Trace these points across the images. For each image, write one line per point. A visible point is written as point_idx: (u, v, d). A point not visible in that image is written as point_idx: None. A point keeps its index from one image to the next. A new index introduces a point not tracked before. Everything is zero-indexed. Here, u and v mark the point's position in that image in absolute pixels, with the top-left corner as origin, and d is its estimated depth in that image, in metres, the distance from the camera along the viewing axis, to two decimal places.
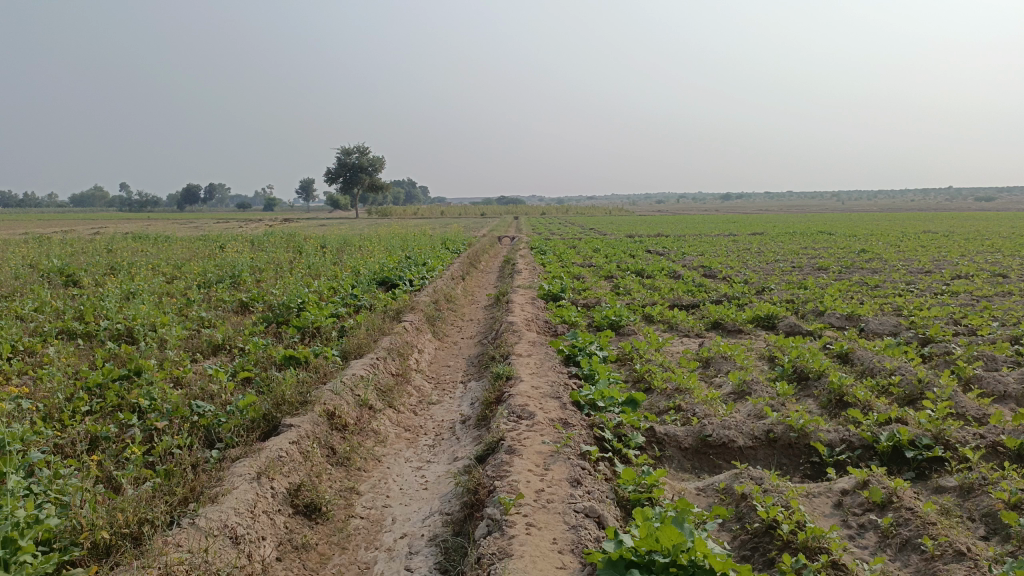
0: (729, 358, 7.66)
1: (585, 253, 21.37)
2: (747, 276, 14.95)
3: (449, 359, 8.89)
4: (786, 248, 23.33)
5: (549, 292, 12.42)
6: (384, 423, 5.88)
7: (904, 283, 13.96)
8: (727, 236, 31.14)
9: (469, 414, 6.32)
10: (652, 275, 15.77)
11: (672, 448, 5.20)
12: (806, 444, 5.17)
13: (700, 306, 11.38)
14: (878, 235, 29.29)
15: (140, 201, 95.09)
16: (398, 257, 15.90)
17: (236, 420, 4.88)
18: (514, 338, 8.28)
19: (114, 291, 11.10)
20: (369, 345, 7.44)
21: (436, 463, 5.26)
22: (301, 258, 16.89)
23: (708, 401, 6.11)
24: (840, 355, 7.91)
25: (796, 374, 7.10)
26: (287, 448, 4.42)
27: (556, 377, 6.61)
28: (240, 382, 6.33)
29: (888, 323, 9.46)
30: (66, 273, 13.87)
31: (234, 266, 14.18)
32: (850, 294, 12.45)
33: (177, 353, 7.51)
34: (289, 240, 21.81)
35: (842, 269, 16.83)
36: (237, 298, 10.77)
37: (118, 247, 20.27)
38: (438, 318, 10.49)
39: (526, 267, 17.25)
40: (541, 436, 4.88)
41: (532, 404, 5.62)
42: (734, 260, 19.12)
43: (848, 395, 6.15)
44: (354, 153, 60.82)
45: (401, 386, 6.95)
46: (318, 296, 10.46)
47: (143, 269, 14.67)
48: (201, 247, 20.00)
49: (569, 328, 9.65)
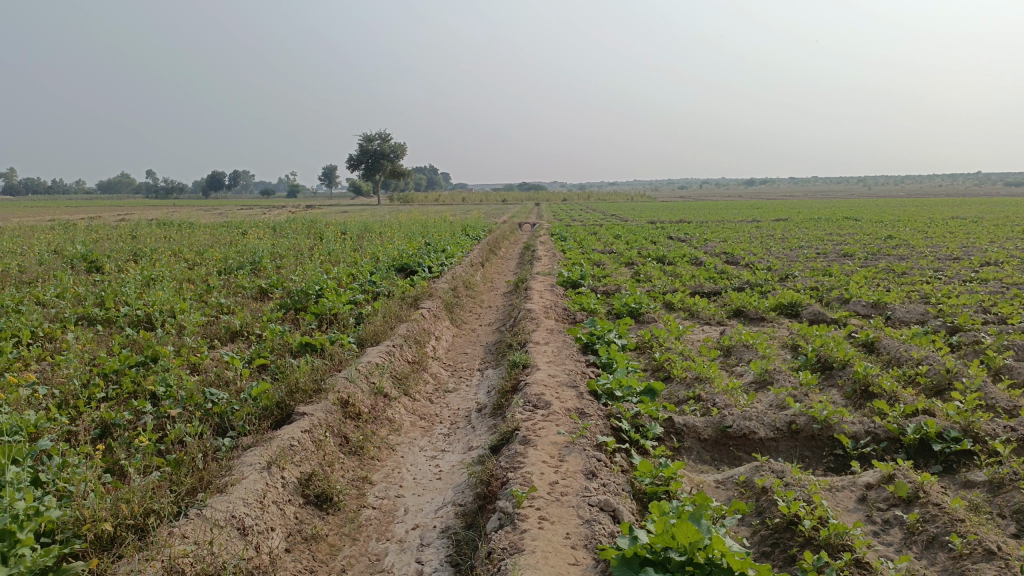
0: (751, 347, 7.51)
1: (606, 240, 21.18)
2: (771, 263, 14.73)
3: (466, 346, 8.82)
4: (811, 235, 22.98)
5: (568, 278, 12.31)
6: (399, 412, 5.82)
7: (932, 270, 13.65)
8: (751, 222, 30.75)
9: (485, 402, 6.25)
10: (674, 261, 15.58)
11: (691, 438, 5.08)
12: (830, 436, 5.04)
13: (722, 294, 11.21)
14: (905, 221, 28.76)
15: (165, 189, 96.04)
16: (418, 243, 15.85)
17: (249, 408, 4.84)
18: (532, 326, 8.19)
19: (135, 277, 11.15)
20: (386, 332, 7.39)
21: (451, 452, 5.19)
22: (321, 244, 16.90)
23: (729, 391, 5.98)
24: (865, 344, 7.74)
25: (819, 364, 6.94)
26: (299, 437, 4.37)
27: (573, 365, 6.52)
28: (255, 368, 6.31)
29: (916, 311, 9.24)
30: (90, 259, 13.97)
31: (254, 252, 14.22)
32: (876, 281, 12.21)
33: (195, 339, 7.51)
34: (310, 226, 21.84)
35: (867, 255, 16.50)
36: (256, 285, 10.78)
37: (142, 233, 20.41)
38: (456, 304, 10.42)
39: (546, 254, 17.11)
40: (556, 427, 4.79)
41: (549, 393, 5.53)
42: (757, 247, 18.85)
43: (874, 385, 5.99)
44: (376, 139, 60.84)
45: (418, 373, 6.89)
46: (337, 282, 10.43)
47: (165, 255, 14.75)
48: (223, 234, 20.10)
49: (589, 316, 9.53)
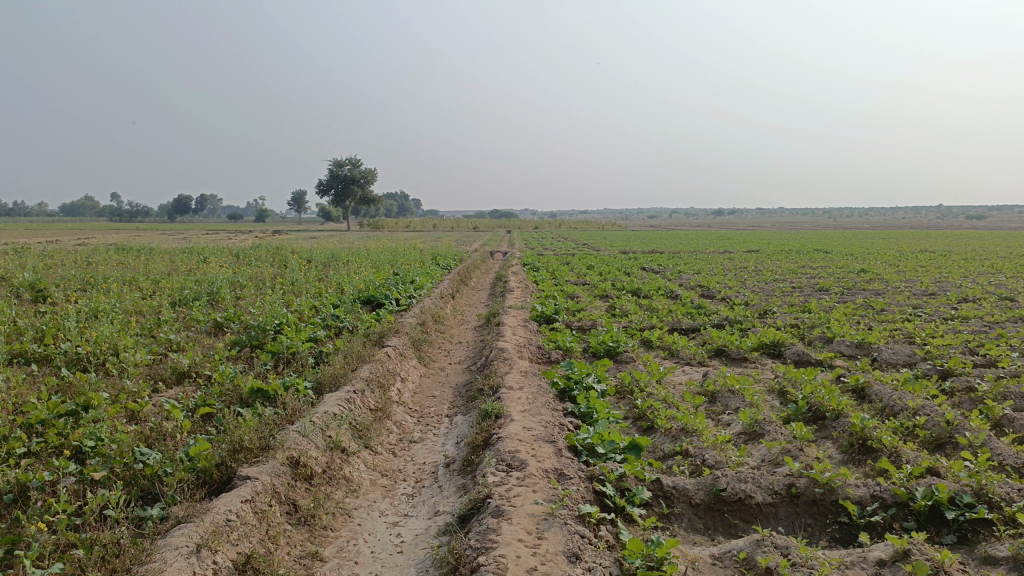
0: (736, 392, 7.06)
1: (579, 270, 20.80)
2: (748, 297, 14.41)
3: (434, 388, 8.27)
4: (784, 267, 22.85)
5: (542, 313, 11.84)
6: (357, 469, 5.25)
7: (911, 307, 13.44)
8: (723, 254, 30.69)
9: (454, 456, 5.70)
10: (649, 295, 15.19)
11: (681, 503, 4.59)
12: (833, 502, 4.58)
13: (701, 331, 10.80)
14: (875, 255, 28.85)
15: (131, 212, 94.33)
16: (386, 273, 15.29)
17: (183, 472, 4.26)
18: (504, 367, 7.68)
19: (81, 308, 10.44)
20: (346, 375, 6.82)
21: (415, 518, 4.63)
22: (285, 273, 16.26)
23: (718, 446, 5.50)
24: (856, 390, 7.34)
25: (811, 413, 6.51)
26: (238, 509, 3.82)
27: (550, 415, 6.01)
28: (200, 418, 5.69)
29: (902, 353, 8.90)
30: (36, 287, 13.15)
31: (213, 281, 13.53)
32: (856, 319, 11.90)
33: (136, 383, 6.86)
34: (275, 253, 21.14)
35: (843, 290, 16.30)
36: (210, 318, 10.13)
37: (97, 259, 19.48)
38: (424, 341, 9.86)
39: (519, 285, 16.65)
40: (533, 493, 4.27)
41: (524, 450, 5.01)
42: (732, 279, 18.62)
43: (873, 440, 5.57)
44: (346, 165, 60.26)
45: (380, 423, 6.32)
46: (298, 316, 9.84)
47: (119, 285, 14.02)
48: (183, 260, 19.32)
49: (564, 355, 9.02)
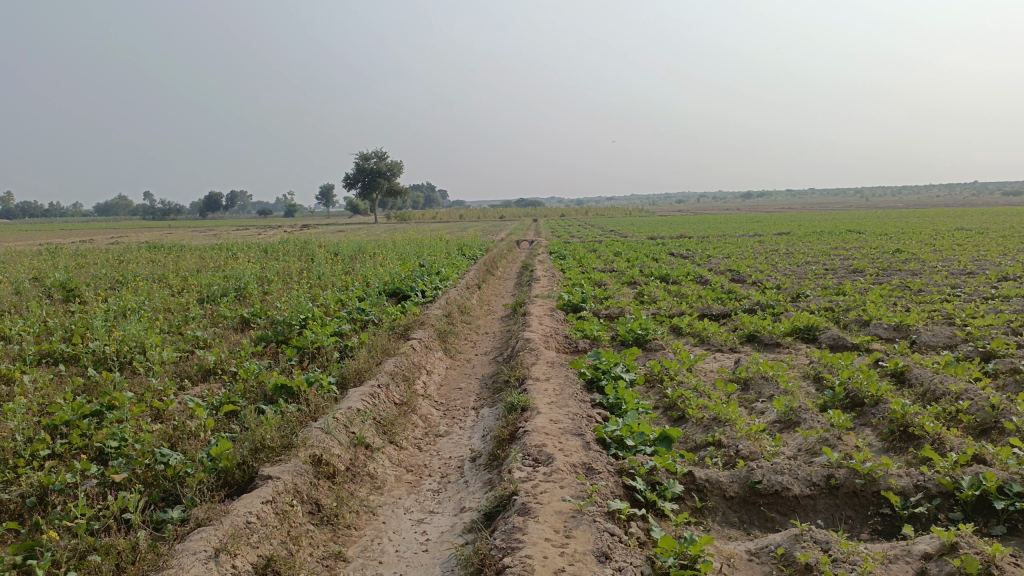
0: (770, 379, 6.85)
1: (606, 257, 20.57)
2: (779, 280, 14.11)
3: (460, 380, 8.17)
4: (817, 249, 22.39)
5: (569, 302, 11.68)
6: (382, 465, 5.16)
7: (950, 287, 13.03)
8: (752, 237, 30.20)
9: (480, 450, 5.59)
10: (678, 280, 14.93)
11: (715, 497, 4.44)
12: (874, 493, 4.38)
13: (732, 317, 10.56)
14: (910, 234, 28.14)
15: (163, 211, 95.67)
16: (412, 265, 15.21)
17: (203, 474, 4.20)
18: (531, 358, 7.55)
19: (110, 307, 10.49)
20: (370, 370, 6.74)
21: (440, 515, 4.52)
22: (312, 267, 16.27)
23: (753, 435, 5.31)
24: (894, 374, 7.10)
25: (849, 399, 6.28)
26: (258, 510, 3.75)
27: (578, 407, 5.87)
28: (224, 416, 5.64)
29: (942, 335, 8.61)
30: (68, 287, 13.27)
31: (240, 277, 13.57)
32: (892, 300, 11.57)
33: (162, 381, 6.84)
34: (303, 248, 21.20)
35: (878, 271, 15.88)
36: (237, 313, 10.14)
37: (129, 258, 19.65)
38: (450, 333, 9.77)
39: (545, 273, 16.48)
40: (561, 489, 4.14)
41: (551, 444, 4.89)
42: (763, 263, 18.29)
43: (915, 426, 5.36)
44: (372, 158, 60.41)
45: (405, 417, 6.24)
46: (323, 310, 9.79)
47: (149, 282, 14.12)
48: (212, 257, 19.45)
49: (591, 344, 8.86)
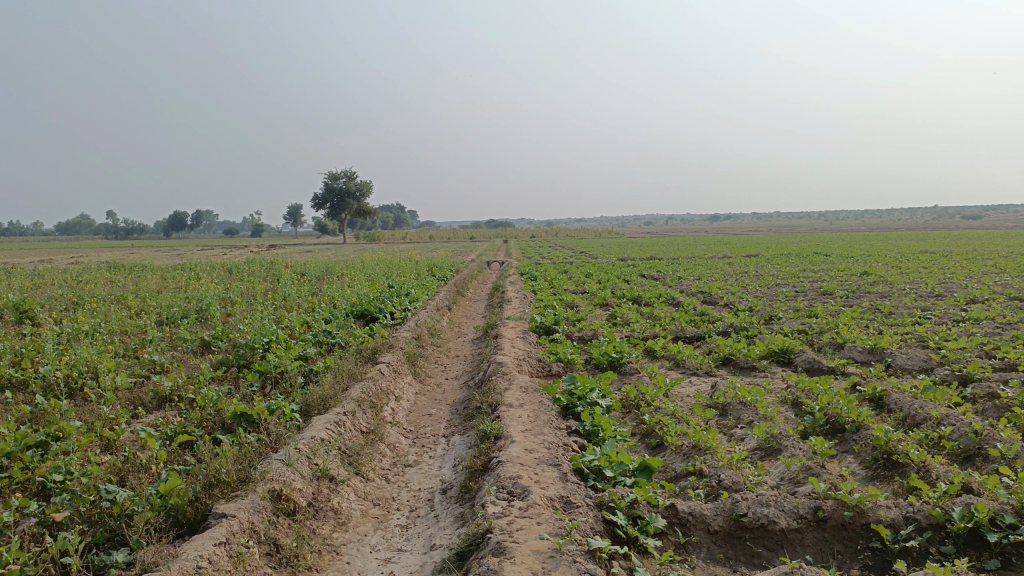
0: (749, 405, 6.68)
1: (577, 279, 20.43)
2: (751, 302, 14.07)
3: (430, 406, 7.89)
4: (786, 271, 22.51)
5: (541, 324, 11.48)
6: (347, 499, 4.87)
7: (920, 309, 13.08)
8: (722, 259, 30.36)
9: (451, 481, 5.33)
10: (650, 303, 14.81)
11: (698, 531, 4.23)
12: (864, 526, 4.20)
13: (706, 340, 10.44)
14: (875, 256, 28.49)
15: (126, 229, 93.90)
16: (381, 286, 14.90)
17: (152, 513, 3.88)
18: (503, 383, 7.31)
19: (63, 329, 10.03)
20: (335, 396, 6.45)
21: (409, 553, 4.25)
22: (277, 288, 15.87)
23: (735, 464, 5.12)
24: (873, 399, 6.99)
25: (829, 425, 6.13)
26: (210, 553, 3.45)
27: (553, 434, 5.64)
28: (179, 446, 5.31)
29: (917, 358, 8.55)
30: (20, 307, 12.71)
31: (202, 299, 13.14)
32: (864, 323, 11.56)
33: (114, 409, 6.46)
34: (269, 268, 20.73)
35: (848, 293, 15.95)
36: (197, 336, 9.75)
37: (87, 278, 19.02)
38: (420, 356, 9.49)
39: (516, 295, 16.28)
40: (538, 526, 3.90)
41: (526, 475, 4.65)
42: (734, 285, 18.30)
43: (899, 454, 5.22)
44: (341, 178, 60.00)
45: (372, 446, 5.94)
46: (288, 333, 9.45)
47: (107, 304, 13.64)
48: (174, 277, 18.94)
49: (565, 368, 8.64)
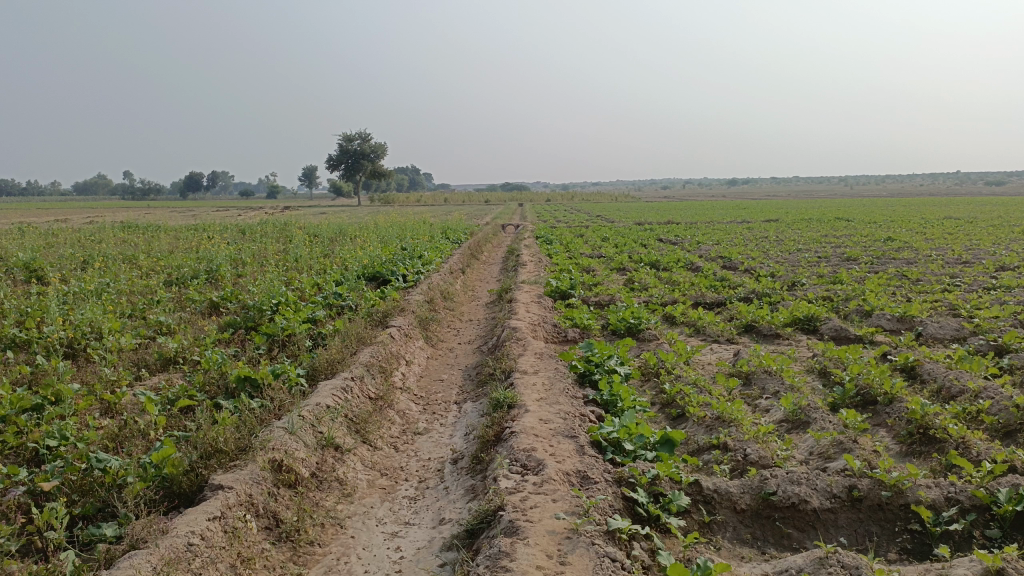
0: (774, 374, 6.38)
1: (594, 243, 20.06)
2: (773, 268, 13.69)
3: (442, 371, 7.66)
4: (807, 237, 22.01)
5: (557, 289, 11.19)
6: (353, 469, 4.65)
7: (948, 276, 12.67)
8: (741, 223, 29.79)
9: (462, 450, 5.09)
10: (669, 268, 14.46)
11: (724, 510, 3.97)
12: (902, 506, 3.91)
13: (727, 306, 10.12)
14: (899, 222, 27.91)
15: (143, 189, 94.04)
16: (394, 248, 14.62)
17: (145, 483, 3.67)
18: (518, 349, 7.05)
19: (71, 289, 9.82)
20: (344, 360, 6.22)
21: (417, 528, 4.02)
22: (290, 249, 15.62)
23: (762, 438, 4.85)
24: (904, 369, 6.67)
25: (860, 397, 5.83)
26: (203, 529, 3.23)
27: (570, 403, 5.39)
28: (180, 411, 5.10)
29: (949, 327, 8.20)
30: (30, 267, 12.54)
31: (213, 259, 12.90)
32: (891, 289, 11.17)
33: (116, 371, 6.26)
34: (282, 229, 20.48)
35: (873, 259, 15.51)
36: (205, 297, 9.55)
37: (101, 238, 18.84)
38: (432, 320, 9.25)
39: (532, 259, 15.97)
40: (554, 504, 3.65)
41: (541, 447, 4.40)
42: (754, 250, 17.89)
43: (937, 429, 4.93)
44: (356, 139, 59.45)
45: (380, 414, 5.71)
46: (298, 295, 9.22)
47: (118, 264, 13.44)
48: (187, 238, 18.74)
49: (581, 334, 8.38)
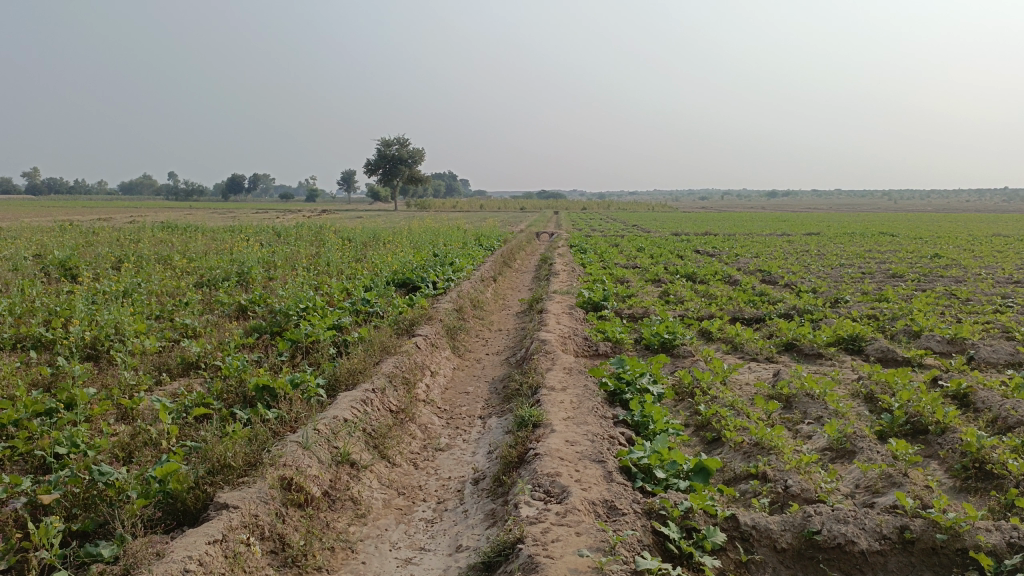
0: (817, 398, 6.03)
1: (629, 253, 19.73)
2: (814, 283, 13.23)
3: (468, 383, 7.44)
4: (849, 251, 21.37)
5: (589, 300, 10.90)
6: (369, 487, 4.44)
7: (999, 296, 12.11)
8: (781, 236, 29.17)
9: (484, 470, 4.85)
10: (705, 280, 14.08)
11: (763, 549, 3.67)
12: (959, 551, 3.55)
13: (766, 322, 9.74)
14: (944, 238, 27.05)
15: (186, 190, 95.69)
16: (426, 255, 14.45)
17: (145, 501, 3.49)
18: (546, 363, 6.80)
19: (101, 288, 9.79)
20: (366, 370, 6.02)
21: (432, 554, 3.79)
22: (322, 253, 15.55)
23: (803, 468, 4.52)
24: (957, 396, 6.26)
25: (910, 425, 5.46)
26: (201, 553, 3.04)
27: (598, 424, 5.12)
28: (194, 420, 4.94)
29: (1003, 351, 7.74)
30: (65, 265, 12.60)
31: (245, 261, 12.85)
32: (939, 309, 10.68)
33: (135, 374, 6.13)
34: (316, 233, 20.45)
35: (918, 276, 14.94)
36: (234, 300, 9.47)
37: (139, 237, 18.96)
38: (460, 329, 9.04)
39: (565, 268, 15.70)
40: (578, 538, 3.39)
41: (566, 472, 4.15)
42: (794, 264, 17.40)
43: (994, 464, 4.55)
44: (395, 144, 59.77)
45: (401, 428, 5.50)
46: (326, 300, 9.07)
47: (151, 264, 13.45)
48: (223, 239, 18.79)
49: (613, 348, 8.10)
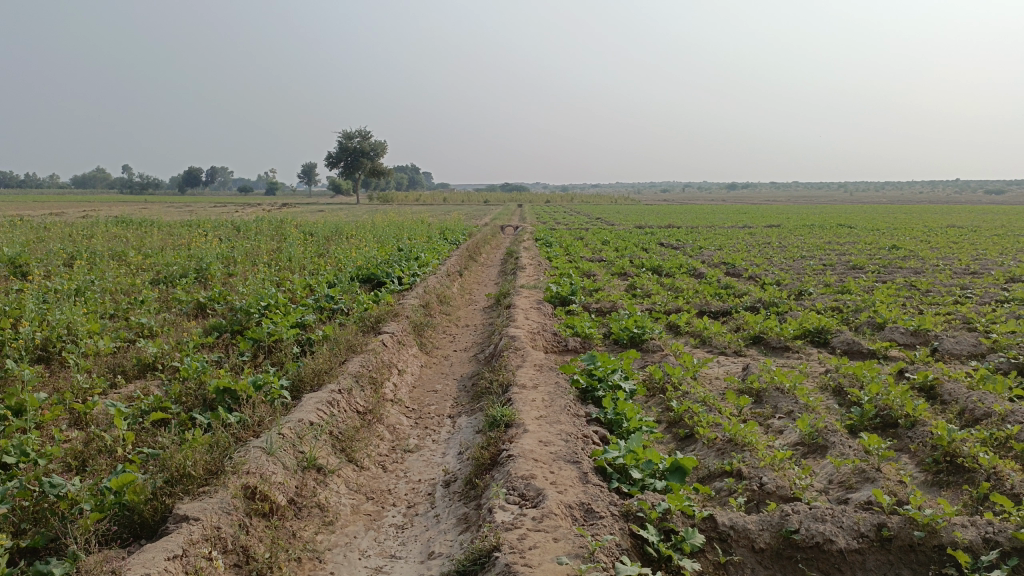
0: (787, 392, 6.01)
1: (594, 246, 19.71)
2: (778, 276, 13.32)
3: (436, 380, 7.30)
4: (810, 244, 21.64)
5: (556, 295, 10.82)
6: (336, 493, 4.29)
7: (957, 288, 12.32)
8: (743, 228, 29.46)
9: (455, 472, 4.73)
10: (671, 274, 14.10)
11: (741, 549, 3.62)
12: (936, 548, 3.53)
13: (733, 315, 9.76)
14: (902, 229, 27.58)
15: (141, 183, 93.42)
16: (391, 249, 14.23)
17: (100, 515, 3.30)
18: (516, 360, 6.70)
19: (52, 286, 9.41)
20: (331, 371, 5.85)
21: (403, 562, 3.67)
22: (284, 248, 15.23)
23: (778, 465, 4.49)
24: (923, 388, 6.31)
25: (879, 419, 5.47)
26: (159, 571, 2.87)
27: (570, 422, 5.04)
28: (152, 425, 4.73)
29: (966, 342, 7.84)
30: (14, 262, 12.12)
31: (204, 257, 12.50)
32: (900, 300, 10.81)
33: (88, 377, 5.87)
34: (278, 227, 20.05)
35: (879, 268, 15.15)
36: (192, 298, 9.18)
37: (92, 233, 18.37)
38: (427, 325, 8.89)
39: (531, 262, 15.60)
40: (556, 545, 3.29)
41: (541, 474, 4.05)
42: (758, 256, 17.53)
43: (965, 458, 4.57)
44: (357, 137, 59.06)
45: (369, 429, 5.36)
46: (288, 297, 8.84)
47: (105, 260, 13.02)
48: (181, 234, 18.31)
49: (582, 343, 8.03)
